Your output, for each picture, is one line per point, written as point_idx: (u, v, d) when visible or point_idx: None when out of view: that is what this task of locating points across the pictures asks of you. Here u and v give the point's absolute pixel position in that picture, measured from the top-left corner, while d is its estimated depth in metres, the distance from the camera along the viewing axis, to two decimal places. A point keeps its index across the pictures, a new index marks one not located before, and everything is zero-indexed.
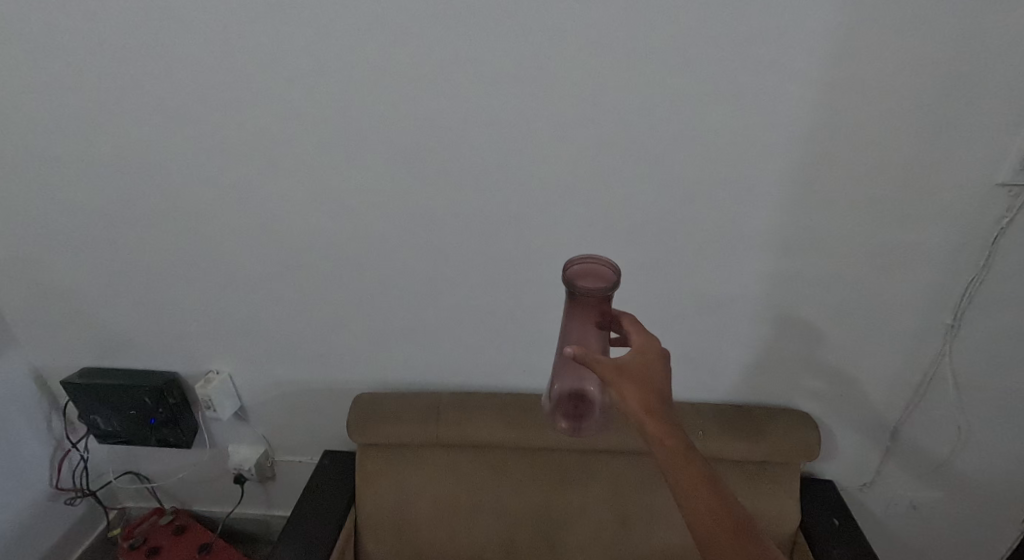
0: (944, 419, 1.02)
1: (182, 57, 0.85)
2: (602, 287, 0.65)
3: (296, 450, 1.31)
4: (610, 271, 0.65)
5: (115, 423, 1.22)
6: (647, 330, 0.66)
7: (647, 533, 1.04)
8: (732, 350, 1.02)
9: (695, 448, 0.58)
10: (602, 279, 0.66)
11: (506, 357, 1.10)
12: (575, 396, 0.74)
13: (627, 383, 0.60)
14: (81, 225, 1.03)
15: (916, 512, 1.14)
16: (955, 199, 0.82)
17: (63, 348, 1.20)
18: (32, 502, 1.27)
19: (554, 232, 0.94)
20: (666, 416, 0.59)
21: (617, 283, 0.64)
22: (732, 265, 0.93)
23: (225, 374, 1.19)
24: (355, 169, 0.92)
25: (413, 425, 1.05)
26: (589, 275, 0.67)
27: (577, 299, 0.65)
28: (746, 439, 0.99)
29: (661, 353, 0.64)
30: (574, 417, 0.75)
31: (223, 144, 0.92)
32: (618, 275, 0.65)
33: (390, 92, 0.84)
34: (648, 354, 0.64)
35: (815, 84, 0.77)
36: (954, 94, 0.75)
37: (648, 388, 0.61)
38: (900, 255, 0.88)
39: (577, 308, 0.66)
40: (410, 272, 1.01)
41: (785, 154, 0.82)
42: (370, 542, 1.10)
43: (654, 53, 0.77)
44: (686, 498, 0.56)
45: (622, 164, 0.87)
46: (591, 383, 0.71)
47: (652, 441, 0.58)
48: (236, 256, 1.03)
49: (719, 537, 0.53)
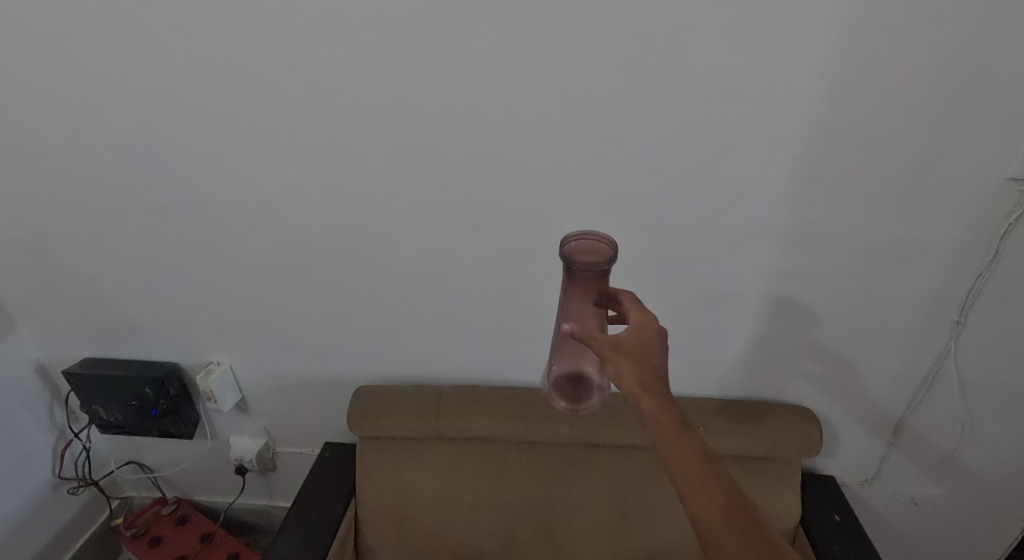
0: (947, 416, 1.01)
1: (181, 47, 0.84)
2: (598, 262, 0.65)
3: (297, 441, 1.32)
4: (607, 247, 0.67)
5: (117, 414, 1.22)
6: (645, 307, 0.65)
7: (647, 527, 1.04)
8: (734, 346, 1.01)
9: (690, 426, 0.58)
10: (599, 255, 0.67)
11: (507, 351, 1.10)
12: (574, 376, 0.75)
13: (624, 361, 0.60)
14: (81, 215, 1.03)
15: (917, 509, 1.14)
16: (964, 194, 0.81)
17: (65, 339, 1.20)
18: (35, 491, 1.28)
19: (555, 225, 0.93)
20: (662, 395, 0.59)
21: (615, 258, 0.65)
22: (735, 260, 0.92)
23: (225, 366, 1.19)
24: (355, 161, 0.91)
25: (413, 418, 1.05)
26: (588, 252, 0.68)
27: (574, 274, 0.66)
28: (746, 434, 0.98)
29: (658, 331, 0.63)
30: (573, 398, 0.75)
31: (223, 135, 0.91)
32: (615, 250, 0.66)
33: (391, 83, 0.84)
34: (647, 331, 0.63)
35: (823, 77, 0.76)
36: (964, 89, 0.74)
37: (645, 365, 0.61)
38: (906, 250, 0.87)
39: (575, 283, 0.67)
40: (411, 264, 1.01)
41: (790, 148, 0.82)
42: (370, 535, 1.10)
43: (659, 45, 0.76)
44: (681, 477, 0.56)
45: (625, 158, 0.86)
46: (589, 360, 0.72)
47: (648, 420, 0.58)
48: (236, 248, 1.03)
49: (714, 518, 0.54)
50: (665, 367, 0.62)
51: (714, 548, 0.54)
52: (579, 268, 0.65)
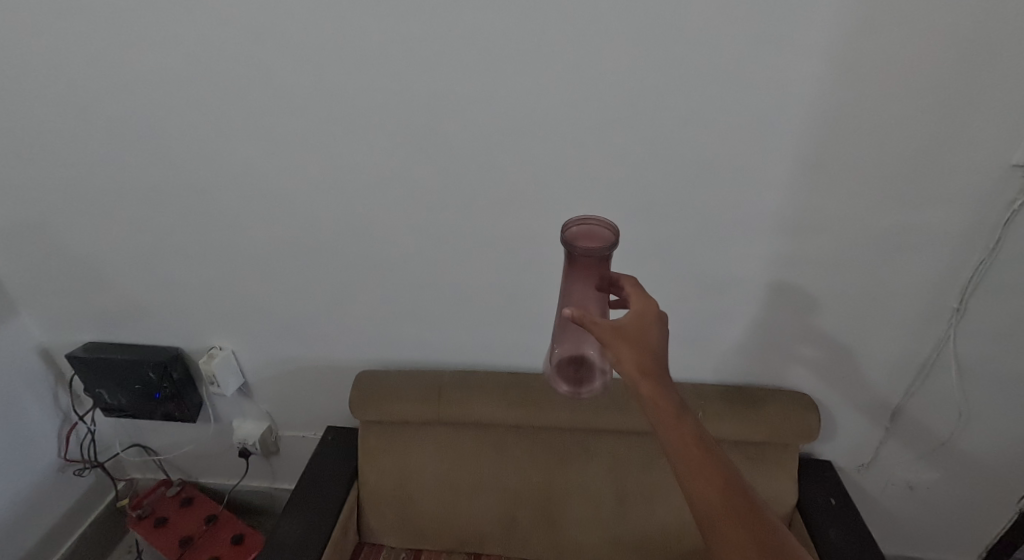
0: (945, 402, 1.02)
1: (178, 30, 0.83)
2: (599, 247, 0.65)
3: (300, 425, 1.33)
4: (608, 232, 0.67)
5: (121, 397, 1.23)
6: (646, 292, 0.66)
7: (645, 510, 1.05)
8: (734, 333, 1.02)
9: (689, 409, 0.59)
10: (601, 240, 0.67)
11: (508, 338, 1.10)
12: (576, 359, 0.76)
13: (623, 346, 0.60)
14: (80, 200, 1.03)
15: (911, 493, 1.15)
16: (968, 182, 0.81)
17: (68, 323, 1.21)
18: (41, 472, 1.30)
19: (556, 212, 0.93)
20: (661, 378, 0.59)
21: (616, 243, 0.65)
22: (737, 247, 0.92)
23: (228, 350, 1.19)
24: (355, 146, 0.91)
25: (414, 403, 1.06)
26: (588, 237, 0.68)
27: (575, 259, 0.66)
28: (744, 420, 0.99)
29: (659, 315, 0.64)
30: (575, 381, 0.76)
31: (222, 119, 0.90)
32: (616, 235, 0.66)
33: (391, 67, 0.83)
34: (647, 316, 0.63)
35: (829, 62, 0.75)
36: (971, 75, 0.73)
37: (645, 349, 0.61)
38: (908, 238, 0.87)
39: (576, 268, 0.67)
40: (412, 250, 1.01)
41: (793, 134, 0.81)
42: (372, 517, 1.12)
43: (662, 29, 0.75)
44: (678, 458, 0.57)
45: (627, 144, 0.85)
46: (590, 344, 0.73)
47: (646, 403, 0.59)
48: (237, 233, 1.03)
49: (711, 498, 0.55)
50: (664, 351, 0.62)
51: (712, 529, 0.54)
52: (580, 253, 0.65)
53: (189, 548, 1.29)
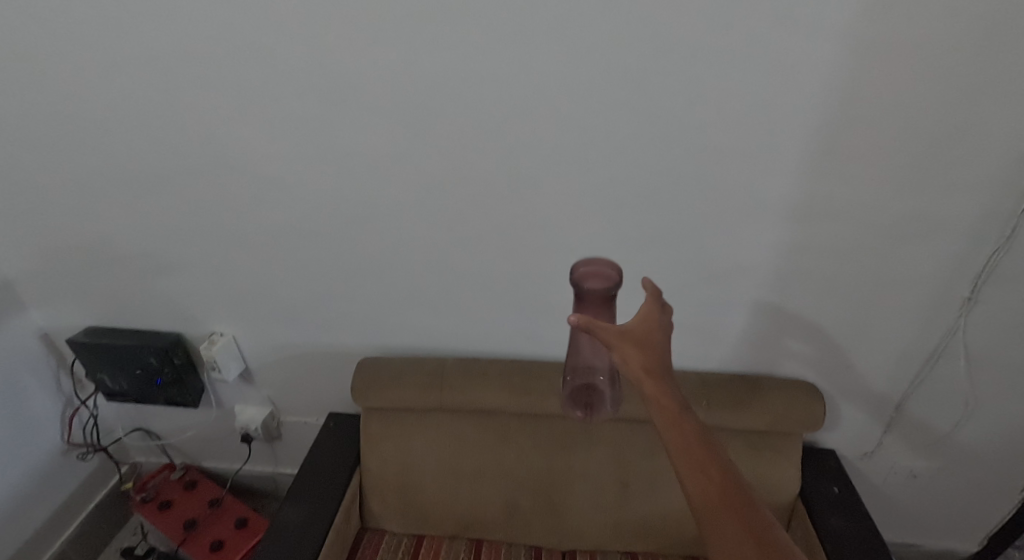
0: (952, 392, 1.01)
1: (172, 7, 0.80)
2: (604, 286, 0.66)
3: (302, 411, 1.33)
4: (612, 271, 0.68)
5: (123, 383, 1.23)
6: (657, 303, 0.64)
7: (647, 498, 1.05)
8: (740, 321, 1.01)
9: (691, 413, 0.56)
10: (606, 279, 0.68)
11: (511, 325, 1.09)
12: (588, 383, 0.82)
13: (630, 349, 0.59)
14: (77, 183, 1.01)
15: (914, 482, 1.15)
16: (986, 170, 0.79)
17: (68, 308, 1.20)
18: (44, 456, 1.30)
19: (561, 198, 0.91)
20: (665, 383, 0.57)
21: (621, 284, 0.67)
22: (744, 234, 0.91)
23: (229, 336, 1.19)
24: (355, 130, 0.89)
25: (416, 391, 1.05)
26: (593, 275, 0.68)
27: (582, 297, 0.67)
28: (748, 409, 0.98)
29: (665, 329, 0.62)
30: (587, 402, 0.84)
31: (220, 101, 0.88)
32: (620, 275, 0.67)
33: (392, 47, 0.80)
34: (652, 325, 0.62)
35: (846, 43, 0.72)
36: (994, 57, 0.70)
37: (650, 355, 0.59)
38: (921, 226, 0.85)
39: (585, 297, 0.67)
40: (414, 236, 0.99)
41: (806, 118, 0.79)
42: (375, 503, 1.12)
43: (673, 8, 0.72)
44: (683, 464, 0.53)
45: (634, 128, 0.83)
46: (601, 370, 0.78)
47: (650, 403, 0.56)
48: (236, 218, 1.01)
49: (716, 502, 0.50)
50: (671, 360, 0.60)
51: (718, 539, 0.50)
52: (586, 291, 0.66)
53: (193, 530, 1.30)
